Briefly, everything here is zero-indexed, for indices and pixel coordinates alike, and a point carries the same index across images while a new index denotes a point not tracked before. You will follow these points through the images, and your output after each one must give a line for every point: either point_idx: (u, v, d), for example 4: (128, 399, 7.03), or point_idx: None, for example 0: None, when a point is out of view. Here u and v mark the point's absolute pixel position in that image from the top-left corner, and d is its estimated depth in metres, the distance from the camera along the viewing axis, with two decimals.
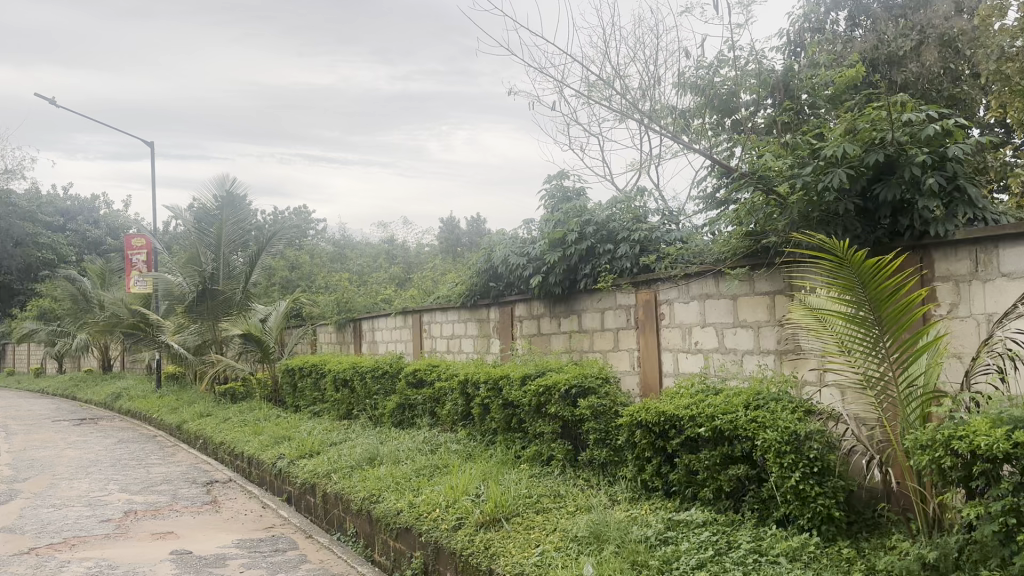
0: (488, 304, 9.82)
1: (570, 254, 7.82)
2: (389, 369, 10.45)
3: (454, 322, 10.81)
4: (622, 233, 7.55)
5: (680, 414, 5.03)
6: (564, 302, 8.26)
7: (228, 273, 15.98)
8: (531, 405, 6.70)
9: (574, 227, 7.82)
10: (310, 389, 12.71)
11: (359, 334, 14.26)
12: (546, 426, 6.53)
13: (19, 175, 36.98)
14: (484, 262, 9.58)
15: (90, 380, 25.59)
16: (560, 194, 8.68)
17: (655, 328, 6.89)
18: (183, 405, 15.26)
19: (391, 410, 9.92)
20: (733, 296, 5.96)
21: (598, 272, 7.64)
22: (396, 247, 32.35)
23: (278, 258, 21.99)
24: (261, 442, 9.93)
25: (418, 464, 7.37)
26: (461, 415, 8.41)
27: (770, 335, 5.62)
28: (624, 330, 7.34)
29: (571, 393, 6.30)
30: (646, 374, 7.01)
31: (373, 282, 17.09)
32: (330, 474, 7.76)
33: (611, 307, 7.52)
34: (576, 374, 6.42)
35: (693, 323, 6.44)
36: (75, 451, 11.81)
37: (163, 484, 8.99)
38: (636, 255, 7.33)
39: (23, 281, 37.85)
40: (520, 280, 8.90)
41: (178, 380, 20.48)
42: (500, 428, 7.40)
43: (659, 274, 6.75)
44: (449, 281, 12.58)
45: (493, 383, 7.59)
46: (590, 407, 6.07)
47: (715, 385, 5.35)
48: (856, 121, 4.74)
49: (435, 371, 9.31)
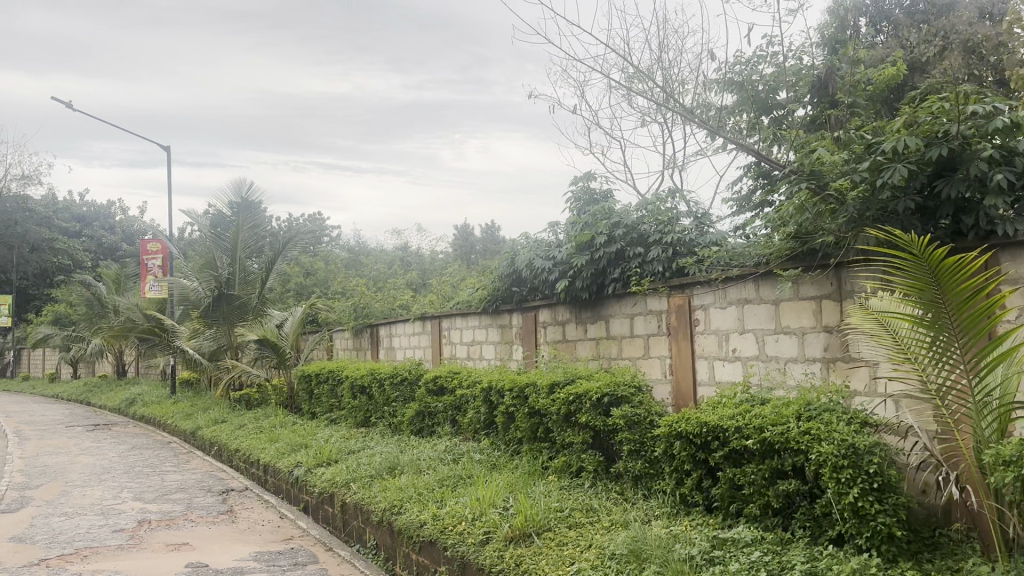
0: (510, 310, 9.56)
1: (598, 258, 7.56)
2: (408, 376, 10.20)
3: (475, 328, 10.55)
4: (653, 236, 7.28)
5: (724, 425, 4.76)
6: (591, 307, 7.99)
7: (244, 278, 15.79)
8: (559, 414, 6.43)
9: (603, 229, 7.56)
10: (327, 396, 12.48)
11: (376, 341, 14.02)
12: (576, 435, 6.25)
13: (36, 181, 37.06)
14: (507, 266, 9.32)
15: (104, 386, 25.49)
16: (586, 196, 8.40)
17: (688, 335, 6.61)
18: (197, 411, 15.06)
19: (411, 418, 9.66)
20: (776, 301, 5.69)
21: (627, 276, 7.37)
22: (411, 254, 32.16)
23: (293, 264, 21.82)
24: (277, 449, 9.70)
25: (441, 474, 7.10)
26: (484, 424, 8.14)
27: (816, 341, 5.35)
28: (655, 336, 7.06)
29: (603, 402, 6.02)
30: (678, 383, 6.73)
31: (390, 288, 16.87)
32: (349, 484, 7.52)
33: (641, 313, 7.24)
34: (608, 382, 6.14)
35: (730, 329, 6.16)
36: (89, 457, 11.63)
37: (177, 492, 8.76)
38: (669, 259, 7.07)
39: (39, 287, 37.90)
40: (545, 284, 8.65)
41: (192, 386, 20.31)
42: (525, 437, 7.12)
43: (694, 277, 6.48)
44: (469, 287, 12.33)
45: (519, 391, 7.31)
46: (623, 417, 5.78)
47: (759, 395, 5.07)
48: (917, 113, 4.48)
49: (457, 378, 9.05)
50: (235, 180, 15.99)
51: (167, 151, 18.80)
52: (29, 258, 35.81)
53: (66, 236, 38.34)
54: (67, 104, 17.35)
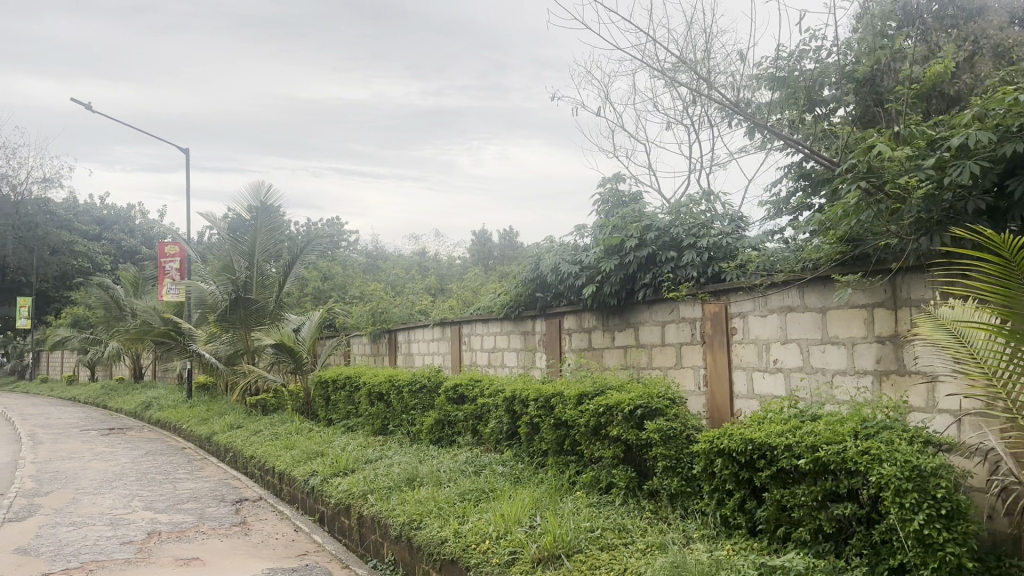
0: (533, 316, 9.25)
1: (627, 263, 7.22)
2: (428, 384, 9.89)
3: (496, 334, 10.24)
4: (687, 240, 6.95)
5: (773, 443, 4.45)
6: (619, 314, 7.67)
7: (261, 282, 15.58)
8: (587, 426, 6.10)
9: (634, 233, 7.23)
10: (344, 402, 12.21)
11: (394, 347, 13.73)
12: (606, 449, 5.92)
13: (56, 183, 37.10)
14: (531, 271, 9.01)
15: (122, 389, 25.39)
16: (615, 198, 8.08)
17: (725, 344, 6.30)
18: (213, 416, 14.84)
19: (430, 427, 9.35)
20: (822, 310, 5.42)
21: (659, 281, 7.05)
22: (429, 259, 31.89)
23: (311, 268, 21.61)
24: (292, 457, 9.41)
25: (462, 487, 6.78)
26: (506, 435, 7.82)
27: (867, 352, 5.07)
28: (688, 345, 6.73)
29: (636, 415, 5.68)
30: (714, 395, 6.41)
31: (409, 292, 16.59)
32: (365, 496, 7.22)
33: (673, 321, 6.92)
34: (641, 393, 5.80)
35: (770, 339, 5.87)
36: (101, 463, 11.39)
37: (189, 501, 8.50)
38: (704, 264, 6.72)
39: (58, 290, 37.98)
40: (571, 290, 8.33)
41: (208, 390, 20.10)
42: (550, 450, 6.79)
43: (732, 283, 6.18)
44: (490, 292, 12.01)
45: (544, 401, 6.98)
46: (658, 431, 5.45)
47: (808, 410, 4.76)
48: (989, 106, 4.17)
49: (478, 386, 8.74)
50: (254, 183, 15.80)
51: (185, 153, 18.62)
52: (50, 261, 35.84)
53: (86, 239, 38.41)
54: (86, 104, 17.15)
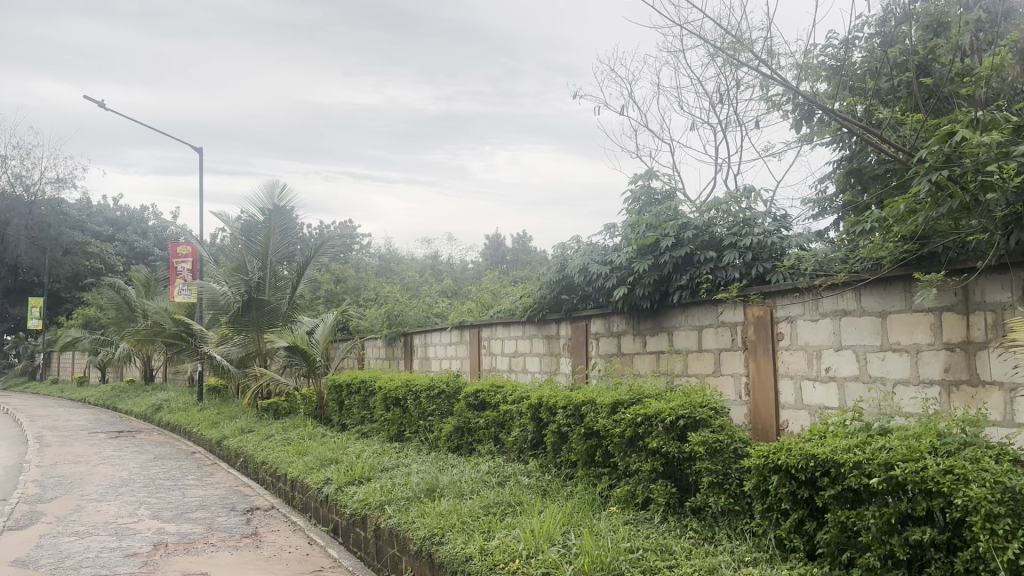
0: (558, 319, 8.85)
1: (662, 264, 6.81)
2: (446, 389, 9.51)
3: (518, 338, 9.85)
4: (728, 239, 6.56)
5: (841, 459, 4.06)
6: (651, 318, 7.27)
7: (274, 283, 15.23)
8: (623, 437, 5.69)
9: (670, 231, 6.82)
10: (357, 407, 11.85)
11: (410, 350, 13.36)
12: (643, 462, 5.50)
13: (70, 183, 36.96)
14: (556, 272, 8.60)
15: (131, 391, 25.12)
16: (647, 196, 7.69)
17: (770, 351, 5.93)
18: (224, 420, 14.49)
19: (449, 434, 8.97)
20: (883, 314, 5.09)
21: (696, 283, 6.65)
22: (441, 263, 31.56)
23: (324, 270, 21.29)
24: (305, 464, 9.04)
25: (485, 500, 6.36)
26: (531, 444, 7.40)
27: (934, 361, 4.72)
28: (727, 352, 6.33)
29: (678, 426, 5.26)
30: (757, 406, 6.02)
31: (424, 295, 16.24)
32: (383, 506, 6.83)
33: (710, 325, 6.53)
34: (683, 403, 5.38)
35: (823, 345, 5.52)
36: (109, 468, 11.05)
37: (198, 510, 8.13)
38: (746, 265, 6.32)
39: (71, 290, 37.88)
40: (600, 292, 7.94)
41: (219, 392, 19.76)
42: (580, 460, 6.38)
43: (779, 286, 5.81)
44: (509, 294, 11.62)
45: (574, 409, 6.55)
46: (702, 443, 5.04)
47: (874, 424, 4.38)
48: None
49: (500, 392, 8.34)
50: (268, 182, 15.49)
51: (199, 152, 18.33)
52: (62, 260, 35.78)
53: (99, 240, 38.25)
54: (99, 104, 16.86)
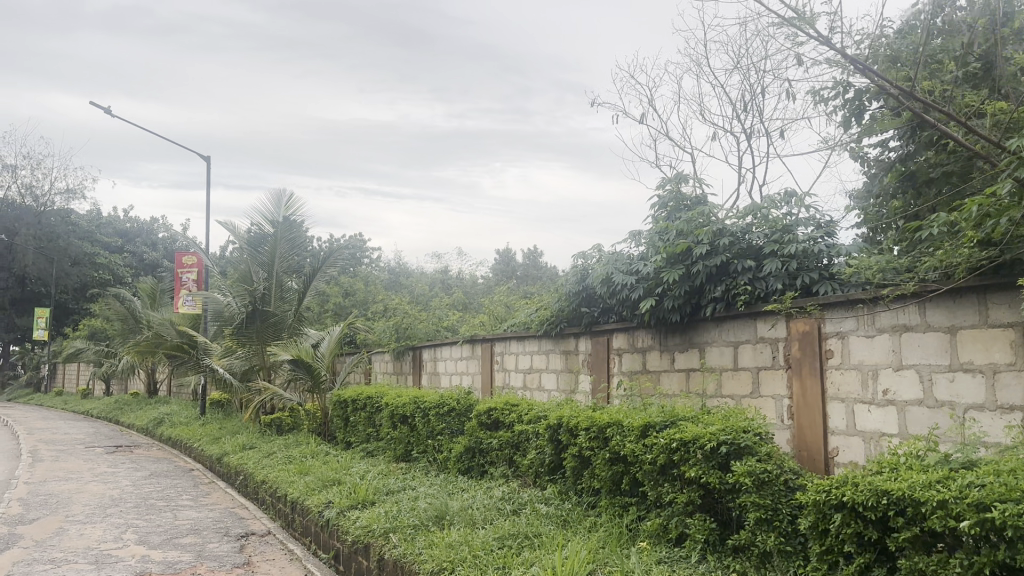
0: (577, 334, 8.29)
1: (694, 273, 6.25)
2: (457, 407, 8.94)
3: (533, 353, 9.29)
4: (768, 246, 6.02)
5: (922, 497, 3.49)
6: (680, 332, 6.70)
7: (280, 294, 14.72)
8: (654, 464, 5.10)
9: (704, 238, 6.27)
10: (363, 424, 11.27)
11: (418, 365, 12.80)
12: (679, 493, 4.91)
13: (80, 194, 36.69)
14: (576, 283, 8.05)
15: (134, 404, 24.62)
16: (675, 201, 7.14)
17: (817, 370, 5.36)
18: (225, 436, 13.92)
19: (459, 455, 8.38)
20: (951, 330, 4.53)
21: (732, 295, 6.08)
22: (451, 277, 30.98)
23: (332, 284, 20.79)
24: (307, 484, 8.47)
25: (499, 531, 5.77)
26: (549, 468, 6.82)
27: (1014, 384, 4.18)
28: (767, 370, 5.76)
29: (719, 454, 4.65)
30: (802, 431, 5.45)
31: (435, 308, 15.68)
32: (387, 534, 6.27)
33: (747, 341, 5.96)
34: (724, 427, 4.78)
35: (880, 364, 4.96)
36: (100, 485, 10.49)
37: (189, 535, 7.56)
38: (789, 274, 5.77)
39: (78, 301, 37.49)
40: (623, 305, 7.37)
41: (222, 407, 19.23)
42: (604, 488, 5.78)
43: (829, 297, 5.26)
44: (524, 307, 11.05)
45: (597, 431, 5.95)
46: (747, 473, 4.45)
47: (954, 458, 3.82)
48: None
49: (515, 411, 7.75)
50: (275, 190, 15.01)
51: (206, 160, 17.89)
52: (70, 272, 35.42)
53: (108, 251, 37.92)
54: (105, 109, 16.43)
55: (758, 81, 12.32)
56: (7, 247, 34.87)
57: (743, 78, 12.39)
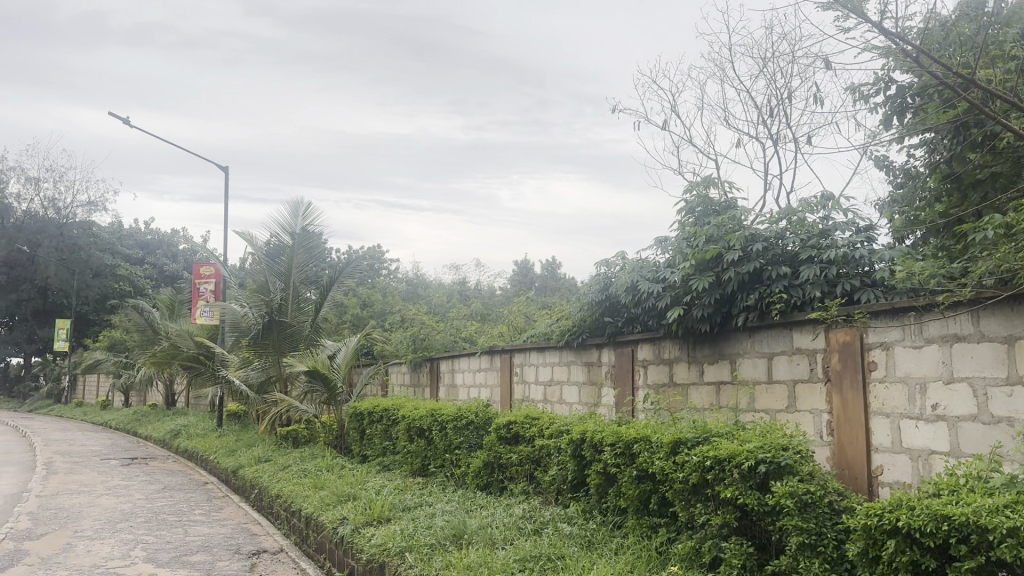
0: (600, 344, 7.99)
1: (725, 281, 5.96)
2: (476, 420, 8.65)
3: (554, 364, 9.00)
4: (804, 252, 5.71)
5: (989, 524, 3.18)
6: (709, 343, 6.39)
7: (296, 305, 14.51)
8: (686, 483, 4.78)
9: (736, 243, 5.97)
10: (379, 437, 11.01)
11: (435, 376, 12.54)
12: (713, 515, 4.60)
13: (101, 207, 36.80)
14: (599, 292, 7.75)
15: (152, 415, 24.51)
16: (704, 205, 6.85)
17: (859, 383, 5.04)
18: (240, 448, 13.70)
19: (477, 470, 8.08)
20: (1007, 340, 4.21)
21: (765, 303, 5.78)
22: (469, 288, 30.73)
23: (349, 295, 20.59)
24: (322, 498, 8.21)
25: (520, 552, 5.46)
26: (571, 485, 6.52)
27: None
28: (804, 384, 5.45)
29: (758, 473, 4.33)
30: (843, 448, 5.12)
31: (453, 319, 15.41)
32: (403, 554, 5.99)
33: (783, 352, 5.64)
34: (762, 445, 4.47)
35: (928, 377, 4.63)
36: (112, 499, 10.28)
37: (199, 552, 7.30)
38: (827, 281, 5.46)
39: (98, 313, 37.55)
40: (648, 315, 7.07)
41: (240, 419, 19.05)
42: (631, 508, 5.46)
43: (872, 305, 4.94)
44: (544, 317, 10.76)
45: (623, 447, 5.64)
46: (788, 494, 4.14)
47: (1018, 481, 3.52)
48: None
49: (536, 424, 7.46)
50: (292, 200, 14.86)
51: (225, 170, 17.76)
52: (91, 283, 35.54)
53: (129, 263, 38.02)
54: (123, 118, 16.35)
55: (784, 86, 12.01)
56: (31, 258, 35.04)
57: (769, 82, 12.10)
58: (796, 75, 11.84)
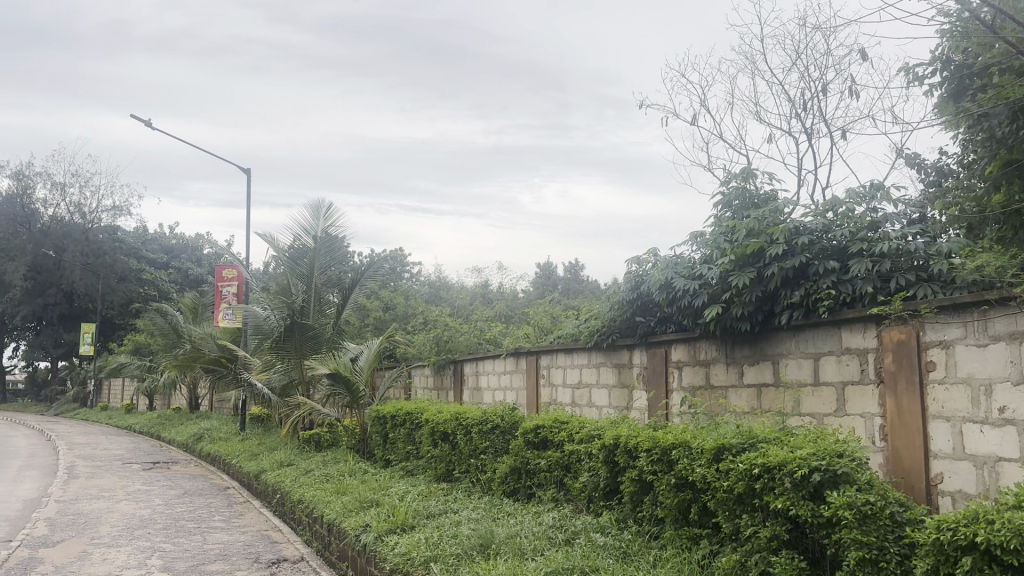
0: (632, 345, 7.67)
1: (768, 277, 5.64)
2: (502, 424, 8.36)
3: (582, 367, 8.69)
4: (853, 245, 5.38)
5: None
6: (750, 343, 6.05)
7: (319, 307, 14.30)
8: (731, 493, 4.46)
9: (779, 237, 5.65)
10: (402, 441, 10.75)
11: (460, 379, 12.28)
12: (761, 527, 4.28)
13: (126, 211, 36.92)
14: (630, 290, 7.44)
15: (176, 419, 24.43)
16: (743, 198, 6.52)
17: (915, 384, 4.70)
18: (262, 452, 13.50)
19: (504, 476, 7.79)
20: None
21: (811, 300, 5.45)
22: (492, 291, 30.41)
23: (372, 298, 20.37)
24: (343, 504, 7.96)
25: (551, 563, 5.14)
26: (604, 492, 6.20)
27: None
28: (855, 386, 5.12)
29: (812, 482, 4.01)
30: (897, 454, 4.78)
31: (476, 320, 15.13)
32: (428, 565, 5.70)
33: (831, 352, 5.31)
34: (816, 451, 4.15)
35: (994, 377, 4.29)
36: (131, 505, 10.08)
37: (217, 561, 7.06)
38: (879, 276, 5.13)
39: (124, 317, 37.67)
40: (684, 314, 6.74)
41: (262, 423, 18.88)
42: (670, 517, 5.13)
43: (930, 301, 4.61)
44: (572, 318, 10.43)
45: (661, 453, 5.32)
46: (847, 504, 3.81)
47: None
48: None
49: (565, 428, 7.15)
50: (313, 201, 14.66)
51: (246, 172, 17.61)
52: (116, 288, 35.63)
53: (153, 267, 38.13)
54: (146, 121, 16.27)
55: (817, 79, 11.64)
56: (57, 263, 35.18)
57: (802, 75, 11.72)
58: (830, 67, 11.47)
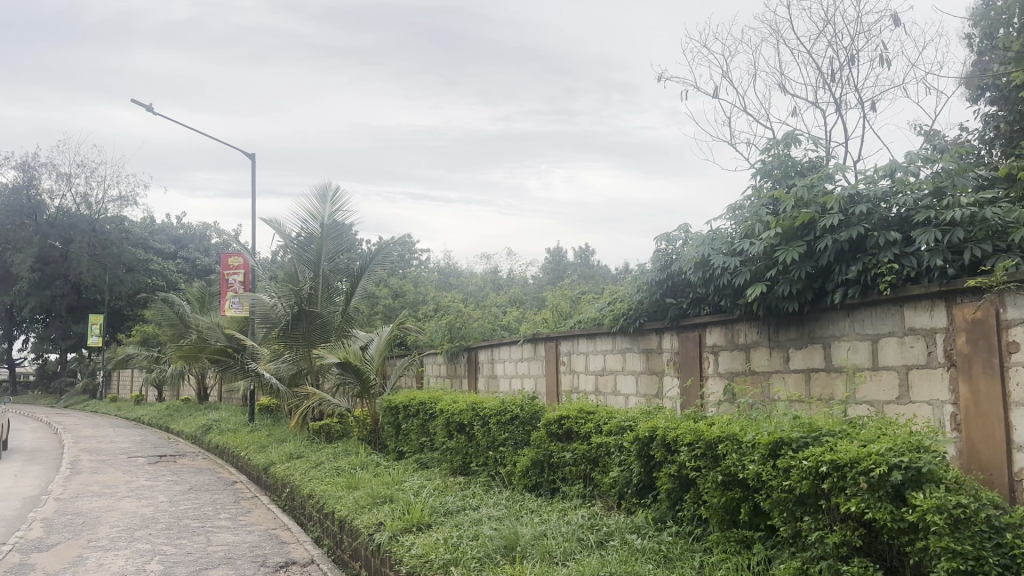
0: (661, 329, 7.17)
1: (819, 251, 5.14)
2: (522, 414, 7.86)
3: (606, 352, 8.19)
4: (916, 212, 4.88)
5: None
6: (797, 324, 5.54)
7: (327, 294, 13.79)
8: (793, 493, 3.94)
9: (832, 206, 5.15)
10: (415, 433, 10.28)
11: (474, 366, 11.80)
12: (828, 531, 3.77)
13: (133, 202, 36.54)
14: (660, 271, 6.94)
15: (184, 410, 24.05)
16: (787, 166, 6.02)
17: (994, 368, 4.16)
18: (270, 444, 13.06)
19: (525, 469, 7.31)
20: None
21: (868, 275, 4.95)
22: (503, 276, 29.86)
23: (381, 286, 19.90)
24: (355, 500, 7.50)
25: (585, 568, 4.63)
26: (637, 489, 5.70)
27: None
28: (921, 370, 4.60)
29: (890, 482, 3.49)
30: (974, 445, 4.24)
31: (490, 306, 14.63)
32: (448, 569, 5.21)
33: (895, 333, 4.79)
34: (893, 446, 3.63)
35: None
36: (134, 502, 9.63)
37: (220, 566, 6.59)
38: (948, 247, 4.63)
39: (132, 308, 37.27)
40: (722, 293, 6.24)
41: (271, 414, 18.42)
42: (717, 518, 4.62)
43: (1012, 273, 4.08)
44: (593, 301, 9.92)
45: (704, 447, 4.79)
46: (937, 507, 3.30)
47: None
48: None
49: (592, 418, 6.64)
50: (320, 184, 14.14)
51: (251, 155, 17.09)
52: (124, 279, 35.21)
53: (161, 258, 37.73)
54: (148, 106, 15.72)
55: (846, 47, 11.07)
56: (63, 255, 34.67)
57: (830, 43, 11.17)
58: (859, 35, 10.91)
